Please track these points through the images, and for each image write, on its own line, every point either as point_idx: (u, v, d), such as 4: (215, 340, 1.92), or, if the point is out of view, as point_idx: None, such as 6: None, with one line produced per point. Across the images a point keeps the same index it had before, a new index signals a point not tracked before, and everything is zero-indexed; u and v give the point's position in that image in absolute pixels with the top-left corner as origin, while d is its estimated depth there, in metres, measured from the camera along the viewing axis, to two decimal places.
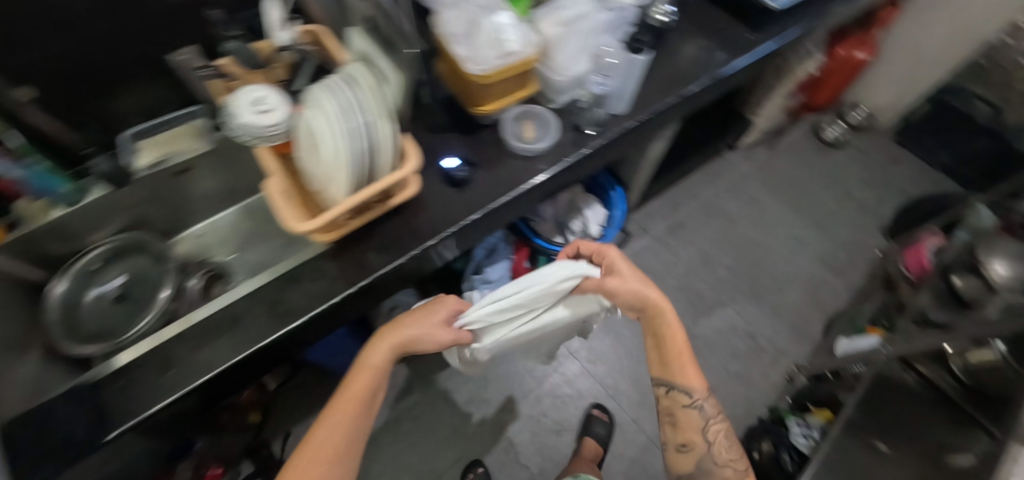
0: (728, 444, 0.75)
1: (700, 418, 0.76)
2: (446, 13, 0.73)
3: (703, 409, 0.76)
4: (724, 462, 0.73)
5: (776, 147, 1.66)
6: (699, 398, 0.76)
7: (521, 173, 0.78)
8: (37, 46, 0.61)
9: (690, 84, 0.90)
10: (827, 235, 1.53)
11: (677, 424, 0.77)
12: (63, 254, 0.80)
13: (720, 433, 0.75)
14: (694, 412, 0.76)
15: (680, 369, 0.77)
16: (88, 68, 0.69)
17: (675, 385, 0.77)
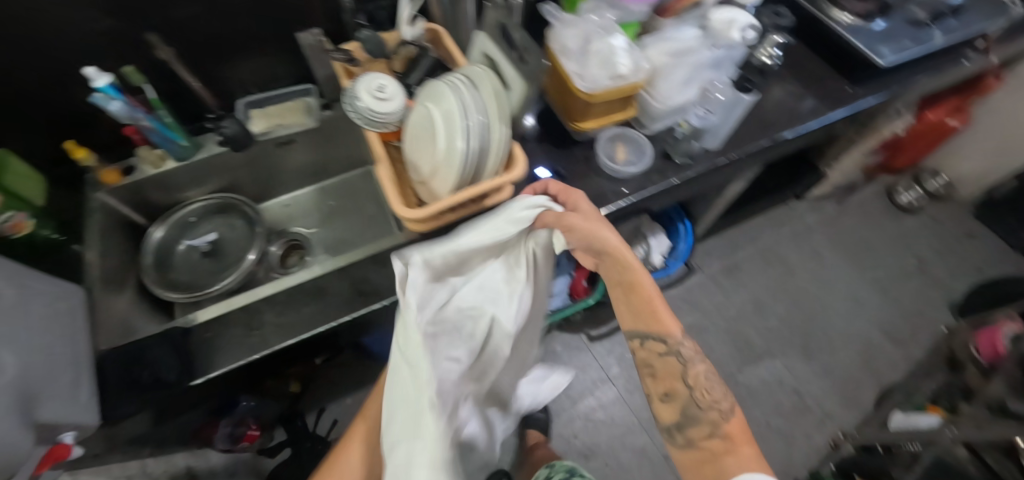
0: (712, 390, 0.57)
1: (679, 363, 0.58)
2: (561, 28, 0.74)
3: (680, 353, 0.58)
4: (709, 407, 0.55)
5: (845, 203, 1.60)
6: (674, 342, 0.59)
7: (607, 193, 0.78)
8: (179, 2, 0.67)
9: (784, 130, 0.89)
10: (890, 302, 1.45)
11: (657, 374, 0.61)
12: (165, 204, 0.86)
13: (702, 378, 0.57)
14: (672, 359, 0.59)
15: (642, 303, 0.61)
16: (221, 33, 0.75)
17: (647, 332, 0.61)
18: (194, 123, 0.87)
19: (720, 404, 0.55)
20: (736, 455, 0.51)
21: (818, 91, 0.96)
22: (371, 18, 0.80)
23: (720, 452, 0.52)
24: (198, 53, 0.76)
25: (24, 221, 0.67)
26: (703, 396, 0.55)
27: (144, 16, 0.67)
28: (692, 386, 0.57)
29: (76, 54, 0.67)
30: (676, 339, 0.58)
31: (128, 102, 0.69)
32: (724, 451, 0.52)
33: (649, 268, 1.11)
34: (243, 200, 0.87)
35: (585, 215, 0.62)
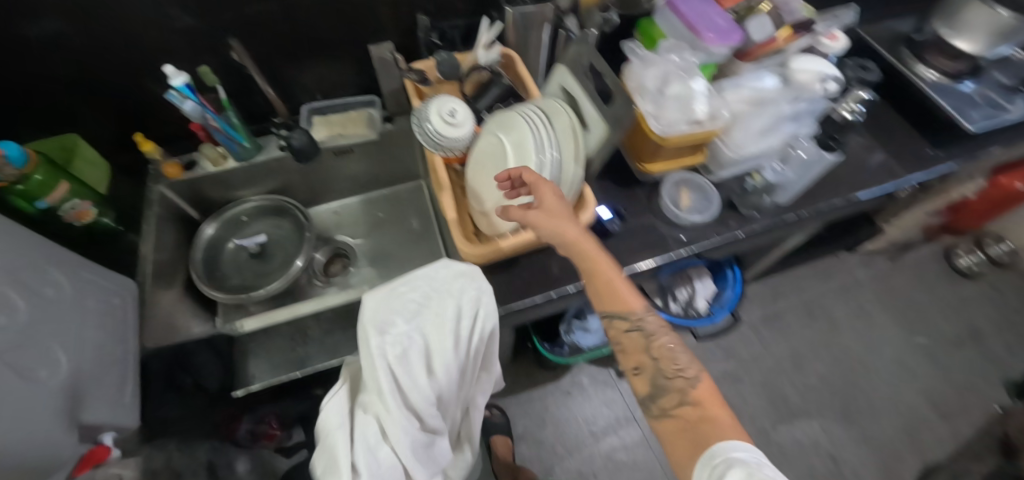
0: (677, 358, 0.51)
1: (643, 337, 0.53)
2: (640, 65, 0.72)
3: (643, 327, 0.53)
4: (674, 376, 0.50)
5: (898, 260, 1.52)
6: (636, 317, 0.53)
7: (668, 240, 0.74)
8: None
9: (860, 191, 0.83)
10: (942, 372, 1.35)
11: (623, 353, 0.55)
12: (221, 201, 0.86)
13: (668, 350, 0.52)
14: (635, 335, 0.53)
15: (602, 283, 0.54)
16: (292, 39, 0.75)
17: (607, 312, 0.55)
18: (258, 123, 0.87)
19: (687, 369, 0.50)
20: (716, 426, 0.45)
21: (894, 150, 0.90)
22: (443, 36, 0.79)
23: (693, 422, 0.47)
24: (267, 54, 0.76)
25: (88, 210, 0.68)
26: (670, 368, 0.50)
27: (216, 11, 0.66)
28: (657, 358, 0.52)
29: (147, 40, 0.67)
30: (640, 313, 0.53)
31: (201, 103, 0.69)
32: (699, 424, 0.46)
33: (692, 313, 1.06)
34: (295, 205, 0.86)
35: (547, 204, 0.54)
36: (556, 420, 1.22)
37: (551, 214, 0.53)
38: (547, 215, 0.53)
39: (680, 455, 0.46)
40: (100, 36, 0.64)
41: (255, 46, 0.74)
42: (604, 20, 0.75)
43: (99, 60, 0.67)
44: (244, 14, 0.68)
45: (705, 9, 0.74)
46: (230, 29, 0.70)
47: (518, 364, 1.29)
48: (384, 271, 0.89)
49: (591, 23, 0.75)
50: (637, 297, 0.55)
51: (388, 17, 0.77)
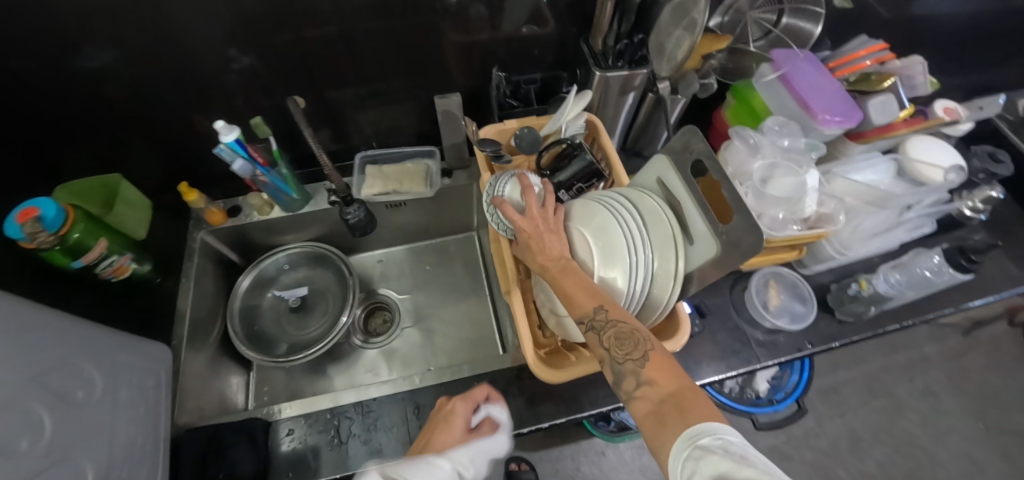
0: (628, 343, 0.41)
1: (590, 333, 0.43)
2: (744, 150, 0.63)
3: (592, 322, 0.42)
4: (626, 360, 0.40)
5: (972, 336, 1.36)
6: (585, 316, 0.43)
7: (751, 347, 0.66)
8: (309, 24, 0.58)
9: (975, 299, 0.68)
10: (1016, 470, 1.20)
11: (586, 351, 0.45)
12: (260, 246, 0.81)
13: (619, 336, 0.41)
14: (590, 335, 0.43)
15: (564, 288, 0.46)
16: (349, 72, 0.66)
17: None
18: (308, 168, 0.81)
19: (641, 349, 0.40)
20: (683, 404, 0.36)
21: (1010, 245, 0.75)
22: (517, 91, 0.72)
23: (657, 405, 0.38)
24: (322, 89, 0.68)
25: (126, 265, 0.63)
26: (620, 353, 0.40)
27: (265, 44, 0.59)
28: (608, 349, 0.41)
29: (195, 74, 0.60)
30: (589, 311, 0.43)
31: (251, 160, 0.64)
32: (663, 403, 0.37)
33: (751, 396, 0.96)
34: (338, 256, 0.80)
35: (525, 230, 0.50)
36: None
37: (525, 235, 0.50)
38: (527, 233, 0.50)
39: (653, 445, 0.37)
40: (146, 68, 0.57)
41: (309, 79, 0.66)
42: (703, 85, 0.66)
43: (145, 94, 0.61)
44: (297, 39, 0.59)
45: (821, 82, 0.64)
46: (283, 56, 0.61)
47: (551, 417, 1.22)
48: (427, 331, 0.83)
49: (687, 90, 0.66)
50: (589, 290, 0.45)
51: (455, 57, 0.68)
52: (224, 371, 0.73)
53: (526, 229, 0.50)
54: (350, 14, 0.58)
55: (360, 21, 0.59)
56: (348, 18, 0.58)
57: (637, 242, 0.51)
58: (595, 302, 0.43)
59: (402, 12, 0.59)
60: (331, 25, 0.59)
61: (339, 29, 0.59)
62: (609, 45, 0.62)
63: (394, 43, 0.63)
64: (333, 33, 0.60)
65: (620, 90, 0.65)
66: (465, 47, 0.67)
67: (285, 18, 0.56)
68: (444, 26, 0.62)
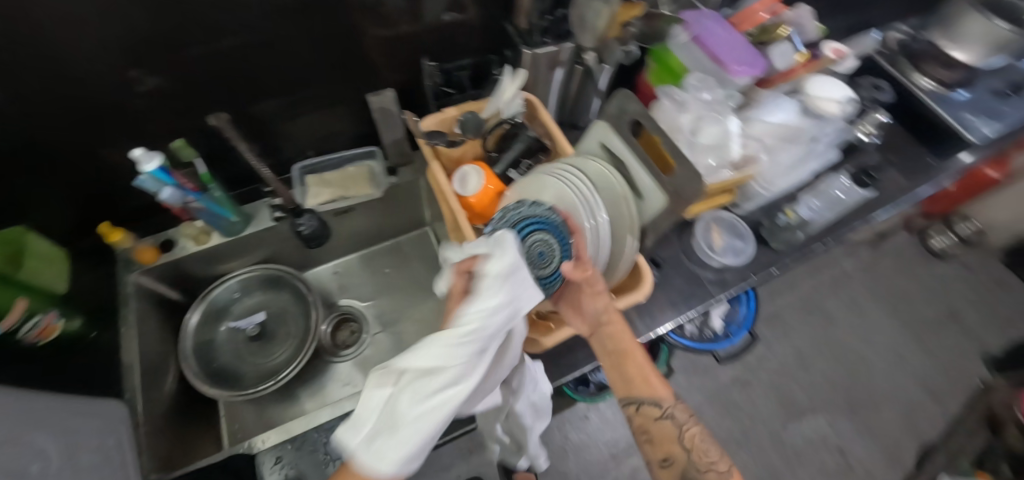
0: (712, 453, 0.46)
1: (675, 426, 0.47)
2: (673, 108, 0.68)
3: (676, 413, 0.47)
4: (706, 467, 0.44)
5: (879, 248, 1.55)
6: (668, 403, 0.48)
7: (703, 287, 0.72)
8: (220, 35, 0.54)
9: (878, 210, 0.78)
10: (928, 354, 1.40)
11: (654, 441, 0.48)
12: (201, 278, 0.76)
13: (700, 441, 0.46)
14: (667, 423, 0.47)
15: (642, 365, 0.50)
16: (271, 81, 0.63)
17: (634, 395, 0.49)
18: (243, 187, 0.77)
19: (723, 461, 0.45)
20: None
21: (896, 161, 0.87)
22: (449, 79, 0.72)
23: None
24: (244, 101, 0.64)
25: (53, 325, 0.57)
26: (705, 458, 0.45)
27: (175, 64, 0.54)
28: (690, 450, 0.46)
29: (98, 104, 0.54)
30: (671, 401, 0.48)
31: (179, 186, 0.61)
32: None
33: (709, 334, 1.04)
34: (294, 274, 0.77)
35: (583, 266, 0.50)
36: (578, 449, 1.19)
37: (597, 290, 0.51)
38: (591, 294, 0.50)
39: None
40: (38, 106, 0.51)
41: (228, 94, 0.62)
42: (625, 53, 0.68)
43: (40, 133, 0.54)
44: (207, 53, 0.55)
45: (727, 37, 0.70)
46: (195, 73, 0.57)
47: None
48: (399, 334, 0.82)
49: (612, 58, 0.68)
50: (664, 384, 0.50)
51: (381, 53, 0.66)
52: (186, 416, 0.68)
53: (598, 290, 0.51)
54: (265, 21, 0.55)
55: (276, 27, 0.56)
56: (264, 25, 0.55)
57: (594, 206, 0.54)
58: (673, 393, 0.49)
59: (320, 13, 0.57)
60: (245, 35, 0.55)
61: (255, 37, 0.56)
62: (533, 24, 0.64)
63: (315, 44, 0.61)
64: (248, 43, 0.56)
65: (549, 66, 0.68)
66: (391, 41, 0.65)
67: (192, 33, 0.52)
68: (366, 22, 0.61)
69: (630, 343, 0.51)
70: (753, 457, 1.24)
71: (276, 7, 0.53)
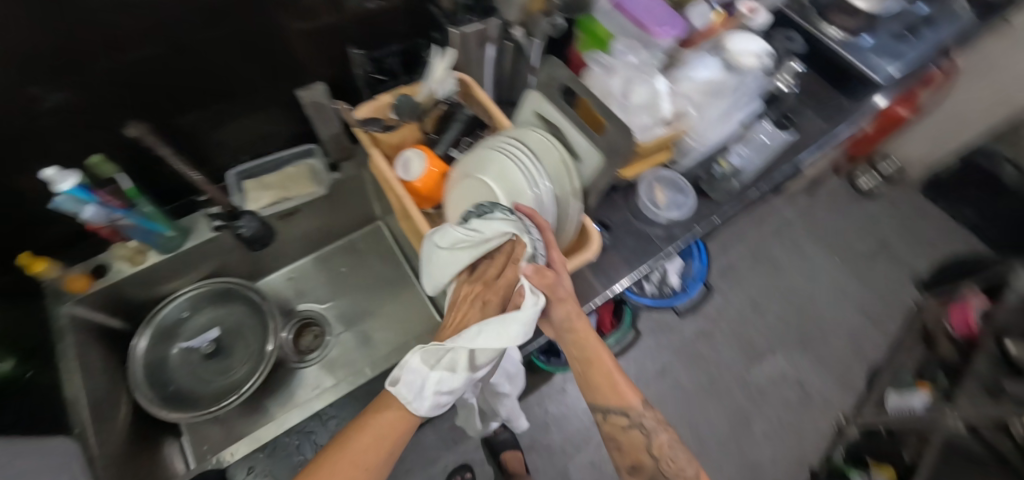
0: (679, 459, 0.52)
1: (644, 435, 0.53)
2: (603, 73, 0.70)
3: (645, 422, 0.53)
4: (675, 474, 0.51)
5: (814, 193, 1.67)
6: (636, 413, 0.53)
7: (652, 242, 0.75)
8: (130, 49, 0.51)
9: (803, 152, 0.83)
10: (866, 285, 1.53)
11: (622, 448, 0.54)
12: (143, 302, 0.72)
13: (668, 447, 0.52)
14: (636, 431, 0.53)
15: (612, 377, 0.54)
16: (190, 85, 0.60)
17: (605, 404, 0.54)
18: (177, 201, 0.74)
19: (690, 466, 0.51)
20: None
21: (814, 107, 0.94)
22: (380, 66, 0.71)
23: None
24: (166, 113, 0.62)
25: None
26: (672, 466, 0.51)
27: (80, 76, 0.50)
28: (658, 459, 0.52)
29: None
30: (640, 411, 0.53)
31: (103, 203, 0.58)
32: None
33: (668, 291, 1.09)
34: (247, 285, 0.75)
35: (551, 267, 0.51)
36: (560, 421, 1.22)
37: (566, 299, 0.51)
38: (556, 301, 0.50)
39: None
40: None
41: (146, 106, 0.59)
42: (550, 23, 0.71)
43: None
44: (116, 68, 0.52)
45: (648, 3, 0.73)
46: (106, 89, 0.54)
47: None
48: (364, 331, 0.82)
49: (539, 31, 0.69)
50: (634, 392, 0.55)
51: (305, 47, 0.65)
52: (147, 446, 0.65)
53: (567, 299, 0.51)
54: (178, 29, 0.52)
55: (190, 34, 0.53)
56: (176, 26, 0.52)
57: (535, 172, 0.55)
58: (642, 401, 0.54)
59: (236, 14, 0.54)
60: (158, 45, 0.53)
61: (170, 47, 0.54)
62: None
63: (235, 46, 0.58)
64: (163, 53, 0.54)
65: (479, 43, 0.68)
66: (315, 35, 0.63)
67: (98, 49, 0.49)
68: (284, 17, 0.59)
69: (600, 358, 0.54)
70: (724, 402, 1.31)
71: (187, 12, 0.51)
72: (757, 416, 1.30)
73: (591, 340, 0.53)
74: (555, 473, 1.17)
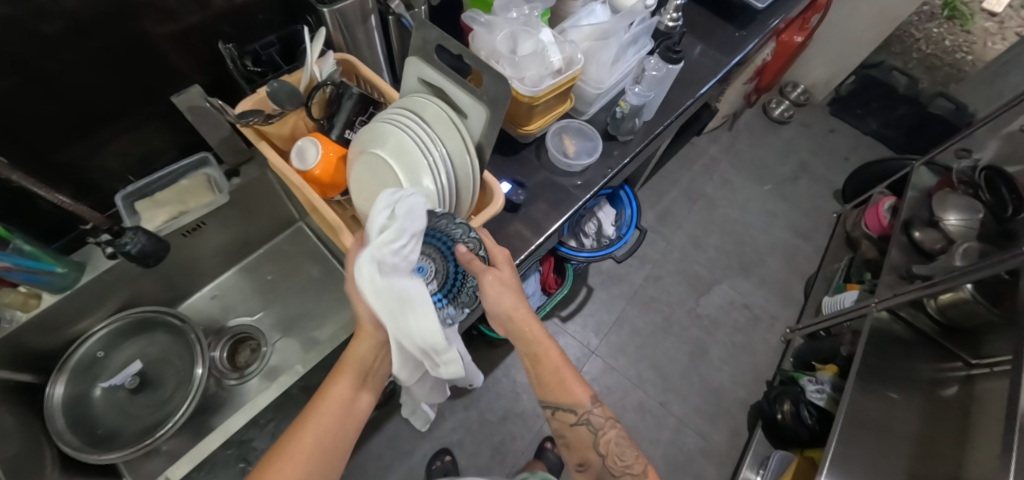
0: (623, 454, 0.61)
1: (590, 432, 0.62)
2: (487, 33, 0.70)
3: (591, 421, 0.62)
4: (623, 471, 0.60)
5: (734, 128, 1.76)
6: (583, 411, 0.62)
7: (568, 191, 0.78)
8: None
9: (703, 86, 0.92)
10: (792, 205, 1.63)
11: (571, 444, 0.64)
12: (53, 349, 0.67)
13: (613, 443, 0.61)
14: (583, 427, 0.62)
15: (565, 377, 0.62)
16: (46, 105, 0.55)
17: (557, 404, 0.63)
18: (65, 235, 0.68)
19: (637, 460, 0.60)
20: None
21: (709, 41, 0.98)
22: (257, 59, 0.65)
23: None
24: (32, 144, 0.57)
25: None
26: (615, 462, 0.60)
27: None
28: (605, 455, 0.61)
29: None
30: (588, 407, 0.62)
31: None
32: None
33: (605, 241, 1.14)
34: (164, 311, 0.73)
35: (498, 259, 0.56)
36: (529, 387, 1.25)
37: (504, 291, 0.54)
38: (500, 289, 0.54)
39: None
40: None
41: (13, 140, 0.55)
42: None
43: None
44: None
45: None
46: None
47: (469, 351, 1.29)
48: (308, 334, 0.82)
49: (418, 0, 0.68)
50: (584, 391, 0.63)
51: (174, 50, 0.61)
52: None
53: (512, 289, 0.55)
54: (29, 52, 0.49)
55: (42, 54, 0.50)
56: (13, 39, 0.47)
57: (426, 141, 0.55)
58: (591, 397, 0.63)
59: (86, 21, 0.51)
60: (10, 74, 0.49)
61: (23, 75, 0.50)
62: None
63: (98, 62, 0.55)
64: (17, 82, 0.51)
65: (360, 20, 0.66)
66: (184, 35, 0.61)
67: None
68: (142, 19, 0.55)
69: (553, 360, 0.61)
70: (680, 338, 1.37)
71: (33, 31, 0.48)
72: (713, 344, 1.37)
73: (537, 336, 0.59)
74: (532, 437, 1.20)
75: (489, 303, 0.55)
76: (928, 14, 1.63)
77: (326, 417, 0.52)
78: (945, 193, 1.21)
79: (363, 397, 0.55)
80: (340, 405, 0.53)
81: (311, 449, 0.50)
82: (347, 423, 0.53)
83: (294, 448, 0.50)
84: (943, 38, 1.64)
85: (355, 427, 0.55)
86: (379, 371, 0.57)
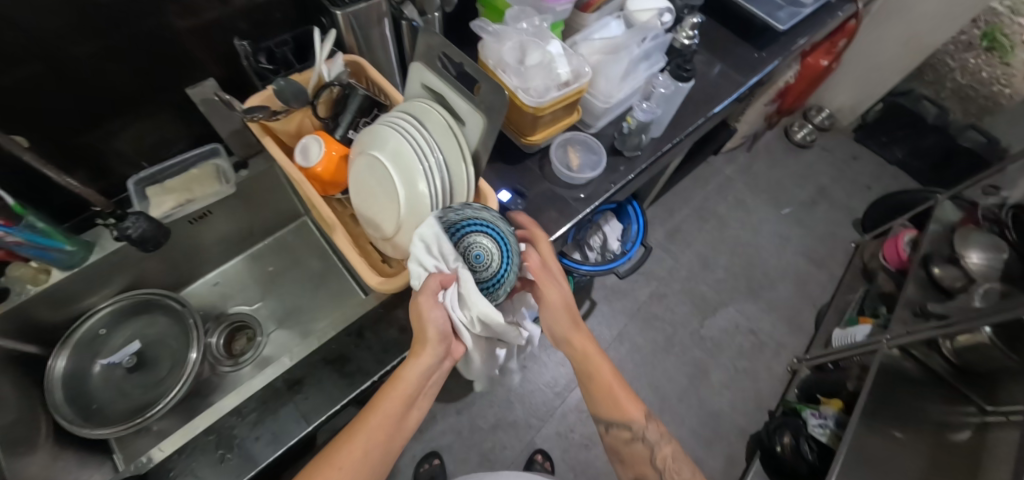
0: (682, 470, 0.59)
1: (648, 448, 0.61)
2: (495, 42, 0.70)
3: (645, 439, 0.62)
4: None
5: (753, 149, 1.73)
6: (639, 427, 0.62)
7: (570, 201, 0.78)
8: (7, 68, 0.51)
9: (716, 105, 0.91)
10: (808, 231, 1.59)
11: (627, 460, 0.63)
12: (59, 323, 0.70)
13: (671, 460, 0.60)
14: (640, 444, 0.62)
15: (620, 392, 0.63)
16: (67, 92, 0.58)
17: (611, 419, 0.63)
18: (75, 217, 0.71)
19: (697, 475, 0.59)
20: None
21: (727, 59, 0.97)
22: (271, 56, 0.67)
23: None
24: (53, 129, 0.60)
25: None
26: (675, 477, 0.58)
27: None
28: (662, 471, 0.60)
29: None
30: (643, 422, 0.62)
31: None
32: None
33: (609, 254, 1.13)
34: (165, 294, 0.75)
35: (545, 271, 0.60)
36: (523, 397, 1.25)
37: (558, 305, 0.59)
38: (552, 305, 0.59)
39: None
40: None
41: (31, 123, 0.57)
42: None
43: None
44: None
45: None
46: None
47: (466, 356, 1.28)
48: (305, 325, 0.84)
49: (431, 6, 0.69)
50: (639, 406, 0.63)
51: (194, 44, 0.64)
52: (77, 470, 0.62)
53: (566, 308, 0.60)
54: (52, 41, 0.52)
55: (66, 45, 0.53)
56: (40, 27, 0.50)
57: (423, 146, 0.55)
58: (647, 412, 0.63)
59: (109, 14, 0.53)
60: (33, 61, 0.52)
61: (46, 62, 0.53)
62: None
63: (119, 53, 0.58)
64: (40, 70, 0.53)
65: (374, 23, 0.67)
66: (204, 31, 0.63)
67: None
68: (163, 15, 0.58)
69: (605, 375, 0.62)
70: (682, 360, 1.34)
71: (59, 22, 0.50)
72: (715, 367, 1.34)
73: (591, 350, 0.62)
74: (522, 448, 1.19)
75: (546, 322, 0.61)
76: (965, 43, 1.51)
77: (375, 432, 0.51)
78: (968, 230, 1.16)
79: (409, 414, 0.55)
80: (390, 421, 0.52)
81: (359, 462, 0.50)
82: (395, 438, 0.53)
83: (341, 459, 0.49)
84: (980, 68, 1.52)
85: (401, 441, 0.54)
86: (428, 387, 0.55)
